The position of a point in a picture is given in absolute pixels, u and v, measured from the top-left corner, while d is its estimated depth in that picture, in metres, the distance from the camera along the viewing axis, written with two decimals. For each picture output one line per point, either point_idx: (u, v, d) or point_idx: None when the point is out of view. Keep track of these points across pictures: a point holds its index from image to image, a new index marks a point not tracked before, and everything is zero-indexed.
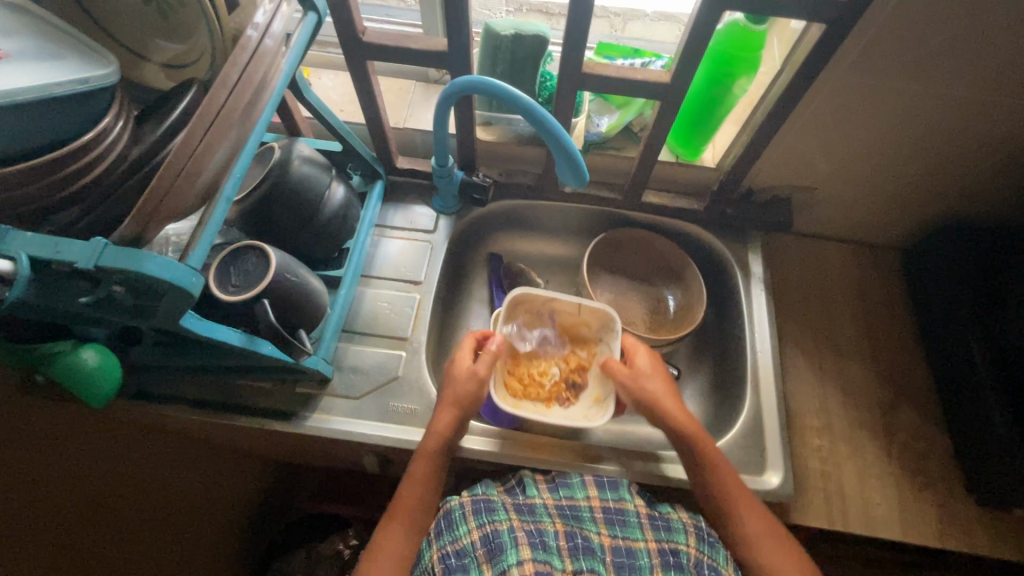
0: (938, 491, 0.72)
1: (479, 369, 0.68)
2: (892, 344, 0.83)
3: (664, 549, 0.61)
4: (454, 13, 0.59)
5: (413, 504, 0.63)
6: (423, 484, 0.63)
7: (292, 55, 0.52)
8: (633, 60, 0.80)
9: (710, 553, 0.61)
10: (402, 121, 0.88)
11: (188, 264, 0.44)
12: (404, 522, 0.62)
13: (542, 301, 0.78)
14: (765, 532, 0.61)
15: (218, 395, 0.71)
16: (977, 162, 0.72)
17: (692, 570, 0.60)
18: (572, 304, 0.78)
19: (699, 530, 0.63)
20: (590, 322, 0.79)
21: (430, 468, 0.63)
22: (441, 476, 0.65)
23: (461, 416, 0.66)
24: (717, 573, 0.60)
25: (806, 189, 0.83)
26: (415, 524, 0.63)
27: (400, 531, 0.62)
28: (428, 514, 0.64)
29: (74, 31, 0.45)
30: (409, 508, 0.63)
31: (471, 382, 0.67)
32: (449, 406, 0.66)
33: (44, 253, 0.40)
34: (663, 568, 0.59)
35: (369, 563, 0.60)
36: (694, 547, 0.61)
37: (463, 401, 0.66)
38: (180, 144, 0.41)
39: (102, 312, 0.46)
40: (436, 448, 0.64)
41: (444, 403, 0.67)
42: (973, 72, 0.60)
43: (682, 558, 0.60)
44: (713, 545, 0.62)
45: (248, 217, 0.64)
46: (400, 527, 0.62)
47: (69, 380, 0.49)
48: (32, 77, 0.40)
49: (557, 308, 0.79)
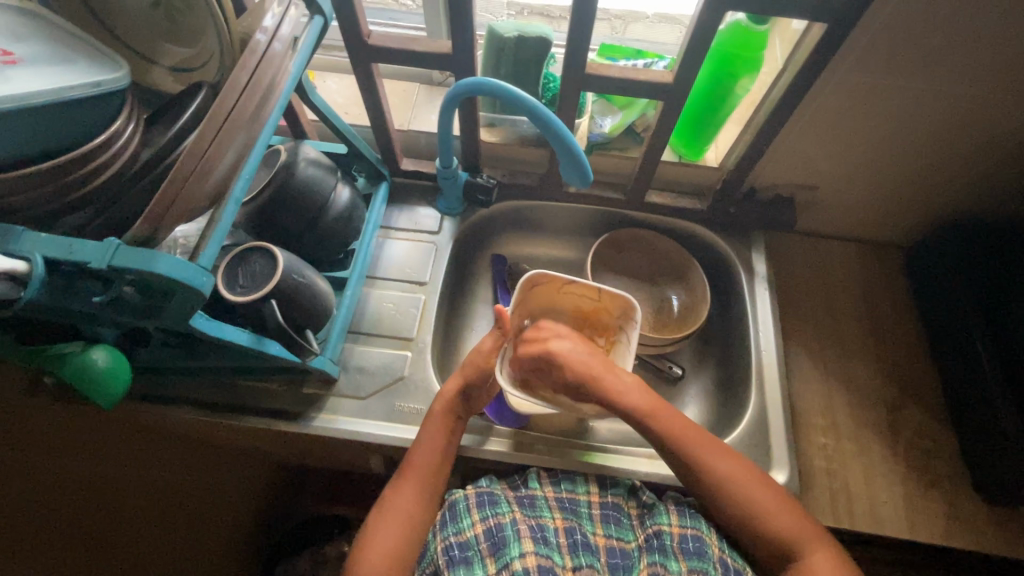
0: (944, 489, 0.72)
1: (484, 344, 0.69)
2: (895, 342, 0.83)
3: (649, 535, 0.62)
4: (459, 16, 0.60)
5: (422, 467, 0.64)
6: (434, 448, 0.65)
7: (300, 59, 0.53)
8: (635, 61, 0.80)
9: (692, 523, 0.61)
10: (406, 123, 0.88)
11: (199, 265, 0.45)
12: (415, 488, 0.64)
13: (560, 285, 0.77)
14: (769, 498, 0.61)
15: (226, 395, 0.71)
16: (979, 160, 0.72)
17: (676, 550, 0.60)
18: (593, 287, 0.77)
19: (681, 507, 0.63)
20: (611, 308, 0.77)
21: (441, 432, 0.65)
22: (451, 441, 0.66)
23: (466, 386, 0.67)
24: (700, 544, 0.60)
25: (808, 188, 0.83)
26: (425, 488, 0.64)
27: (409, 493, 0.63)
28: (437, 480, 0.65)
29: (85, 36, 0.46)
30: (419, 470, 0.64)
31: (476, 358, 0.68)
32: (457, 374, 0.69)
33: (60, 254, 0.41)
34: (647, 553, 0.60)
35: (379, 522, 0.62)
36: (676, 525, 0.61)
37: (470, 372, 0.67)
38: (191, 146, 0.42)
39: (114, 313, 0.46)
40: (446, 412, 0.66)
41: (453, 375, 0.69)
42: (975, 70, 0.61)
43: (666, 540, 0.60)
44: (695, 517, 0.62)
45: (255, 218, 0.65)
46: (412, 490, 0.64)
47: (80, 380, 0.50)
48: (45, 80, 0.40)
49: (577, 294, 0.78)
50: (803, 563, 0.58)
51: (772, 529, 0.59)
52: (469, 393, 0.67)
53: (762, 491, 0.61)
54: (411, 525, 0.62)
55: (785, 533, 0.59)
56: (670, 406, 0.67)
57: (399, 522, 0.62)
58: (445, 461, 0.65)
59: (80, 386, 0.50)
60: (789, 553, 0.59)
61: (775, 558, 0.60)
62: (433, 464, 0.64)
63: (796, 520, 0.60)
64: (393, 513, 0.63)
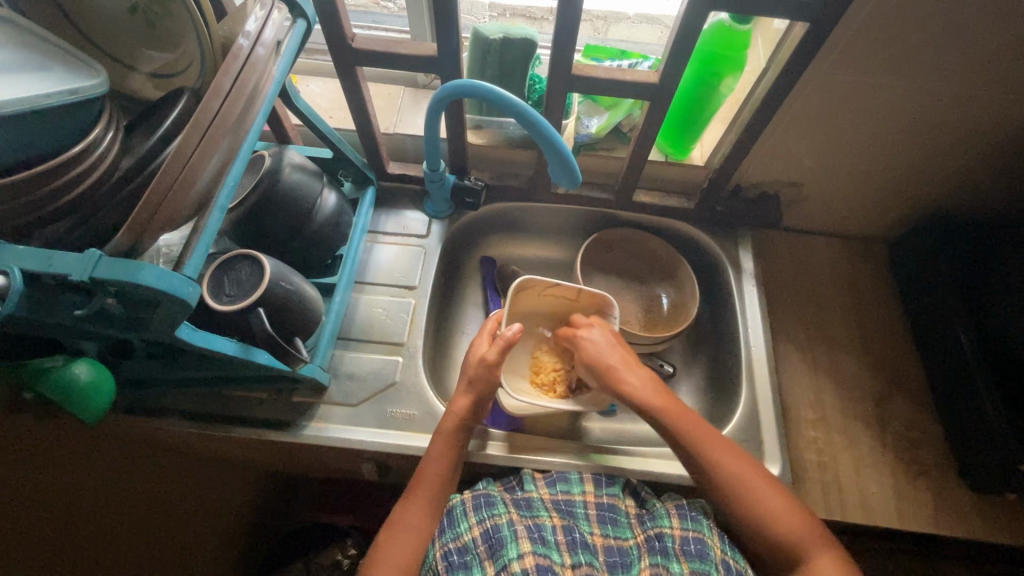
0: (932, 478, 0.73)
1: (489, 356, 0.67)
2: (880, 336, 0.84)
3: (650, 537, 0.62)
4: (444, 18, 0.59)
5: (434, 481, 0.64)
6: (445, 462, 0.64)
7: (283, 62, 0.52)
8: (620, 61, 0.81)
9: (693, 526, 0.61)
10: (392, 126, 0.88)
11: (185, 274, 0.44)
12: (424, 499, 0.63)
13: (545, 288, 0.77)
14: (777, 503, 0.60)
15: (213, 406, 0.70)
16: (960, 154, 0.74)
17: (678, 552, 0.60)
18: (572, 289, 0.77)
19: (681, 510, 0.63)
20: (586, 307, 0.78)
21: (451, 446, 0.65)
22: (461, 453, 0.66)
23: (477, 400, 0.67)
24: (702, 545, 0.60)
25: (793, 185, 0.84)
26: (435, 499, 0.64)
27: (421, 507, 0.63)
28: (447, 493, 0.65)
29: (60, 43, 0.45)
30: (431, 484, 0.63)
31: (481, 368, 0.67)
32: (467, 390, 0.67)
33: (39, 266, 0.40)
34: (649, 554, 0.60)
35: (391, 538, 0.62)
36: (678, 527, 0.61)
37: (479, 386, 0.67)
38: (173, 152, 0.41)
39: (95, 325, 0.45)
40: (456, 427, 0.66)
41: (461, 387, 0.68)
42: (952, 68, 0.62)
43: (667, 542, 0.60)
44: (696, 519, 0.62)
45: (241, 226, 0.64)
46: (420, 503, 0.63)
47: (61, 395, 0.49)
48: (19, 90, 0.39)
49: (555, 297, 0.79)
50: (808, 564, 0.57)
51: (783, 533, 0.58)
52: (480, 406, 0.67)
53: (766, 493, 0.61)
54: (423, 540, 0.62)
55: (794, 537, 0.58)
56: (674, 395, 0.68)
57: (411, 537, 0.62)
58: (455, 474, 0.65)
59: (62, 401, 0.49)
60: (796, 557, 0.58)
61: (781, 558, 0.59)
62: (444, 476, 0.64)
63: (801, 518, 0.59)
64: (405, 528, 0.62)
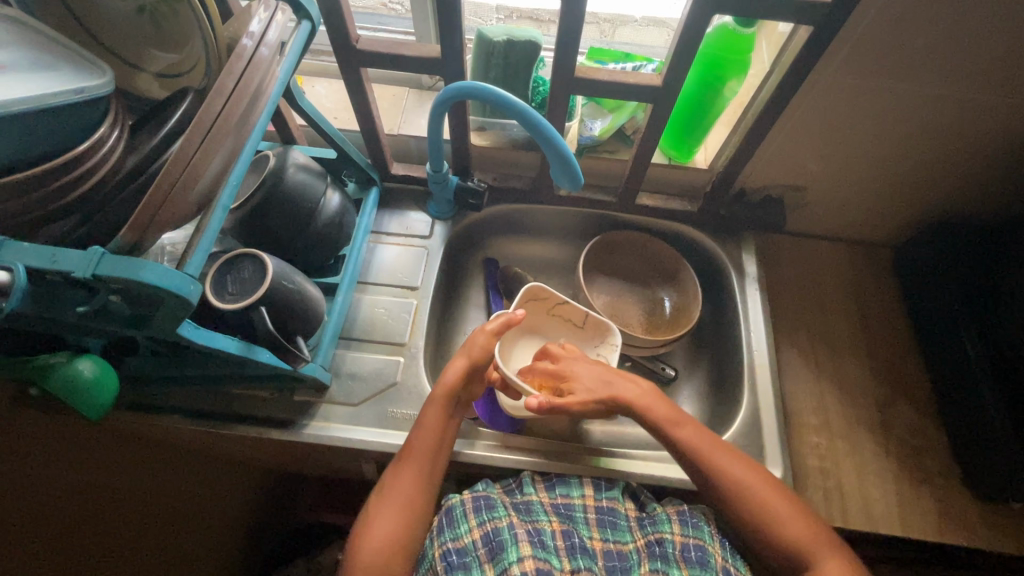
0: (936, 486, 0.73)
1: (489, 327, 0.69)
2: (883, 342, 0.84)
3: (650, 542, 0.62)
4: (449, 20, 0.59)
5: (424, 452, 0.63)
6: (433, 434, 0.64)
7: (286, 62, 0.53)
8: (624, 64, 0.81)
9: (694, 533, 0.62)
10: (396, 127, 0.88)
11: (186, 272, 0.44)
12: (412, 469, 0.62)
13: (551, 305, 0.80)
14: (781, 504, 0.60)
15: (216, 405, 0.71)
16: (967, 159, 0.73)
17: (678, 558, 0.60)
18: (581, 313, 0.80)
19: (683, 516, 0.63)
20: (591, 335, 0.80)
21: (442, 415, 0.64)
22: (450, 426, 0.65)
23: (471, 365, 0.67)
24: (702, 553, 0.60)
25: (797, 189, 0.84)
26: (424, 472, 0.63)
27: (411, 478, 0.62)
28: (435, 465, 0.64)
29: (68, 42, 0.45)
30: (420, 452, 0.63)
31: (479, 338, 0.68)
32: (463, 355, 0.68)
33: (42, 263, 0.40)
34: (649, 560, 0.60)
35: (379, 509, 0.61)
36: (678, 534, 0.61)
37: (475, 351, 0.67)
38: (175, 152, 0.41)
39: (98, 322, 0.46)
40: (447, 397, 0.65)
41: (457, 353, 0.68)
42: (957, 73, 0.61)
43: (667, 547, 0.61)
44: (696, 526, 0.62)
45: (244, 224, 0.64)
46: (409, 473, 0.62)
47: (65, 391, 0.49)
48: (26, 89, 0.40)
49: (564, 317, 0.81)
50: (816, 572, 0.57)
51: (781, 535, 0.59)
52: (471, 376, 0.67)
53: (768, 493, 0.61)
54: (410, 514, 0.61)
55: (798, 540, 0.58)
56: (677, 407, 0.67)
57: (400, 510, 0.61)
58: (444, 446, 0.65)
59: (66, 397, 0.50)
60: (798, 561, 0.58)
61: (784, 560, 0.59)
62: (432, 446, 0.63)
63: (803, 521, 0.59)
64: (393, 497, 0.61)
